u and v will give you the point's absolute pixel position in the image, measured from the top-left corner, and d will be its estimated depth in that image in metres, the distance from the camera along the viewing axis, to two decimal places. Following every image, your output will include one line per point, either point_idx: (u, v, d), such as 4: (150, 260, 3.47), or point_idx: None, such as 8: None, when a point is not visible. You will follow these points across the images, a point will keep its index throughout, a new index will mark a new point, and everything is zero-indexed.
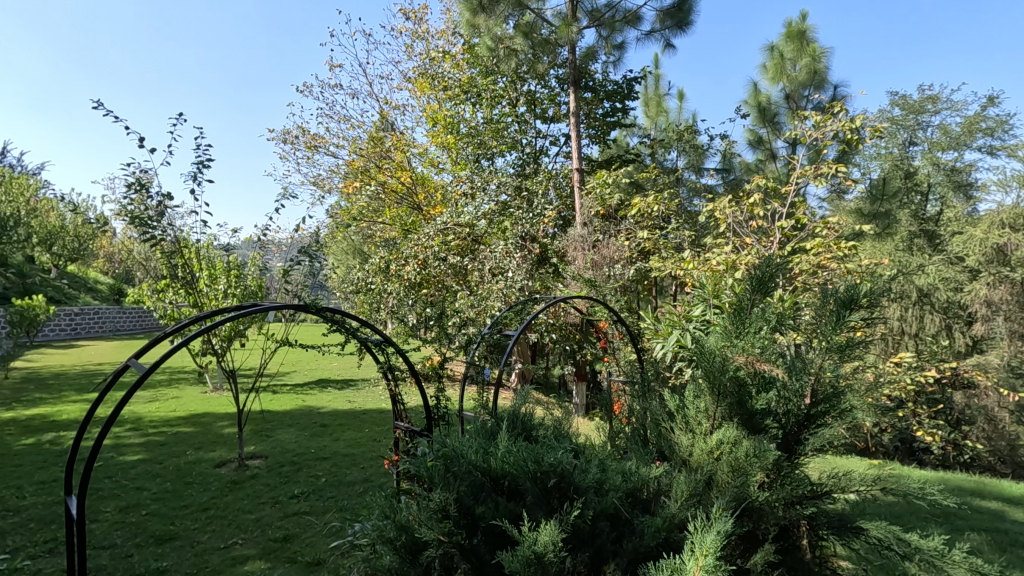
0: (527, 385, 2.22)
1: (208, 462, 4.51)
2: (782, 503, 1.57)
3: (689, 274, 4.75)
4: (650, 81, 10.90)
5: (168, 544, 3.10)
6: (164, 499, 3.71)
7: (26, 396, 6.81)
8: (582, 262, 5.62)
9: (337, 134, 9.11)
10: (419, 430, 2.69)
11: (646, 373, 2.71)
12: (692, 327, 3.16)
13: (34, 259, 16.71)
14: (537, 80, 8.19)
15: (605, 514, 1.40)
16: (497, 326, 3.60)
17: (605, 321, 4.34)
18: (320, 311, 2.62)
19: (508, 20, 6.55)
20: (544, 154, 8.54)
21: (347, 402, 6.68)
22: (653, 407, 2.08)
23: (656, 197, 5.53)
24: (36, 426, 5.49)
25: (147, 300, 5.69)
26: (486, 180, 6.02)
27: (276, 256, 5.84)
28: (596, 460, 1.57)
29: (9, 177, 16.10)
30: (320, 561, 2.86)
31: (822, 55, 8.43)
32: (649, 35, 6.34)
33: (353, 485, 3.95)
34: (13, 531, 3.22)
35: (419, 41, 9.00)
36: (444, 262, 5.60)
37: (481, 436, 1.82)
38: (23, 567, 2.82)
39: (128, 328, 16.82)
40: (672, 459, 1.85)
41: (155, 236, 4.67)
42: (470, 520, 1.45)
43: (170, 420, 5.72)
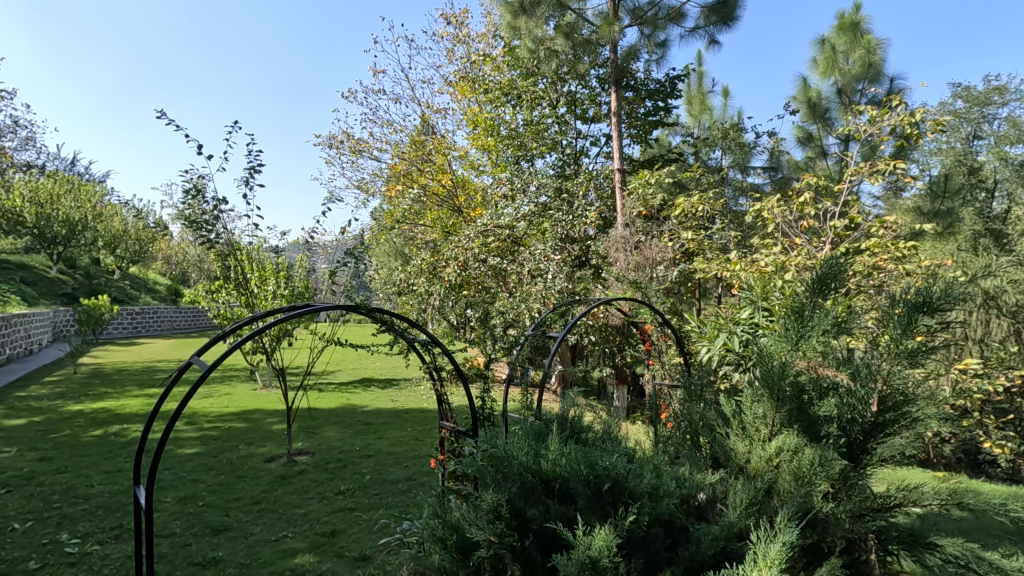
0: (576, 388, 2.20)
1: (259, 457, 4.67)
2: (849, 515, 1.50)
3: (735, 276, 4.61)
4: (693, 79, 10.70)
5: (223, 535, 3.23)
6: (219, 492, 3.87)
7: (93, 390, 7.24)
8: (624, 264, 5.48)
9: (380, 138, 9.33)
10: (465, 430, 2.71)
11: (694, 377, 2.65)
12: (741, 330, 3.08)
13: (100, 261, 17.84)
14: (577, 80, 8.14)
15: (659, 520, 1.37)
16: (541, 327, 3.57)
17: (650, 324, 4.21)
18: (369, 311, 2.66)
19: (548, 21, 6.53)
20: (584, 155, 8.49)
21: (389, 401, 6.80)
22: (707, 412, 2.04)
23: (701, 197, 5.45)
24: (102, 418, 5.82)
25: (203, 300, 5.95)
26: (526, 181, 6.00)
27: (322, 258, 6.01)
28: (649, 465, 1.55)
29: (79, 183, 17.19)
30: (367, 556, 2.91)
31: (878, 46, 8.05)
32: (693, 32, 6.21)
33: (397, 484, 4.01)
34: (83, 518, 3.42)
35: (460, 45, 9.10)
36: (484, 264, 5.60)
37: (529, 438, 1.82)
38: (92, 552, 2.99)
39: (184, 326, 17.66)
40: (727, 465, 1.80)
41: (210, 239, 4.89)
42: (521, 522, 1.45)
43: (224, 416, 5.96)
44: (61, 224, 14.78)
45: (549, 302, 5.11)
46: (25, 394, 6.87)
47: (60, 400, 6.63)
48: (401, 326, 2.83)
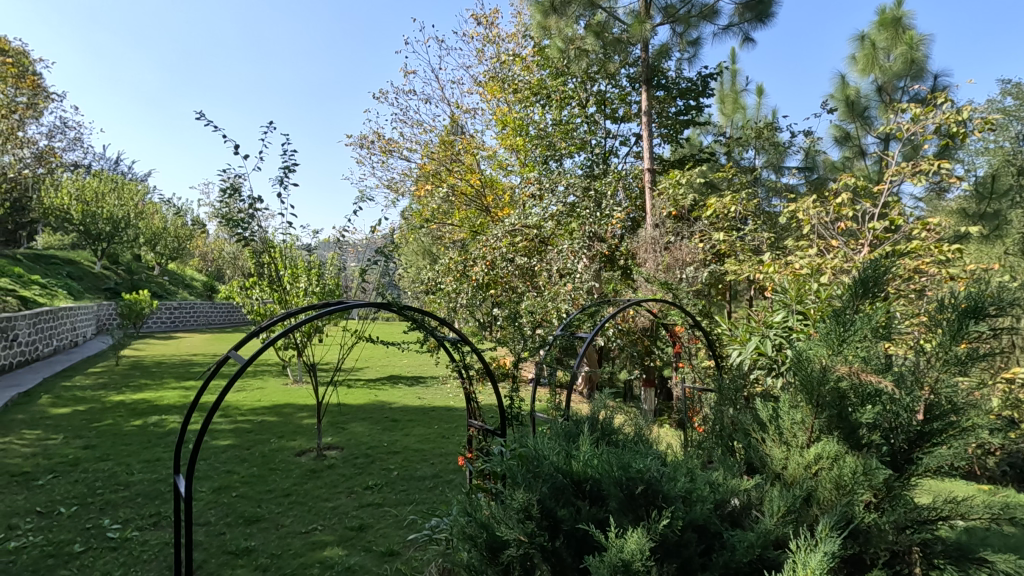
0: (606, 389, 2.18)
1: (289, 450, 4.77)
2: (893, 527, 1.45)
3: (769, 279, 4.50)
4: (726, 78, 10.52)
5: (255, 525, 3.30)
6: (251, 483, 3.97)
7: (133, 381, 7.52)
8: (654, 266, 5.40)
9: (410, 138, 9.43)
10: (494, 429, 2.71)
11: (726, 382, 2.61)
12: (774, 333, 3.00)
13: (141, 258, 18.52)
14: (607, 80, 8.08)
15: (693, 525, 1.34)
16: (569, 328, 3.55)
17: (679, 326, 4.17)
18: (401, 310, 2.69)
19: (579, 20, 6.50)
20: (613, 154, 8.45)
21: (417, 399, 6.88)
22: (742, 417, 2.00)
23: (733, 197, 5.35)
24: (142, 409, 6.04)
25: (237, 296, 6.11)
26: (554, 181, 5.98)
27: (352, 257, 6.10)
28: (683, 468, 1.52)
29: (122, 182, 17.86)
30: (394, 551, 2.95)
31: (922, 42, 7.78)
32: (727, 30, 6.10)
33: (424, 480, 4.04)
34: (124, 504, 3.55)
35: (490, 45, 9.13)
36: (512, 263, 5.60)
37: (560, 439, 1.81)
38: (132, 537, 3.10)
39: (219, 322, 18.25)
40: (763, 472, 1.76)
41: (246, 237, 5.03)
42: (552, 523, 1.44)
43: (256, 409, 6.11)
44: (105, 221, 15.41)
45: (576, 302, 5.09)
46: (71, 383, 7.18)
47: (103, 391, 6.90)
48: (432, 325, 2.85)
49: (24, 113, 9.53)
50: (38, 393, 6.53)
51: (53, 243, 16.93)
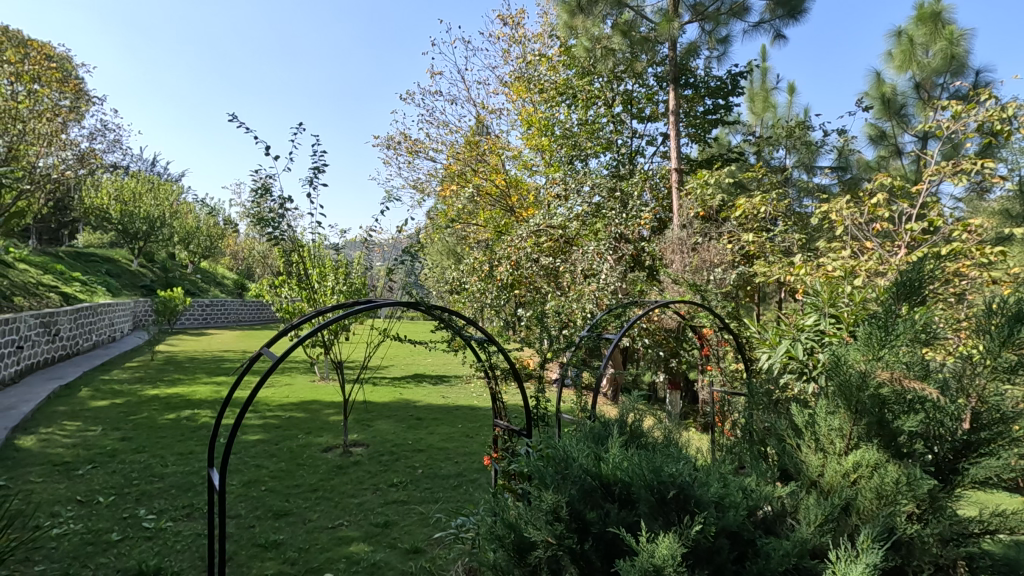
0: (635, 392, 2.16)
1: (317, 446, 4.85)
2: (938, 540, 1.40)
3: (800, 281, 4.39)
4: (756, 76, 10.33)
5: (283, 519, 3.37)
6: (280, 478, 4.04)
7: (168, 376, 7.75)
8: (681, 268, 5.33)
9: (436, 139, 9.52)
10: (519, 429, 2.71)
11: (757, 386, 2.56)
12: (805, 337, 2.93)
13: (176, 256, 19.11)
14: (634, 79, 8.01)
15: (726, 531, 1.32)
16: (596, 329, 3.53)
17: (708, 328, 4.10)
18: (429, 309, 2.70)
19: (606, 20, 6.46)
20: (639, 154, 8.38)
21: (440, 398, 6.92)
22: (776, 421, 1.96)
23: (763, 198, 5.26)
24: (176, 403, 6.22)
25: (267, 294, 6.23)
26: (580, 181, 5.96)
27: (379, 256, 6.17)
28: (715, 473, 1.50)
29: (159, 183, 18.43)
30: (419, 549, 2.96)
31: (962, 38, 7.49)
32: (757, 27, 5.99)
33: (448, 479, 4.06)
34: (159, 495, 3.66)
35: (516, 45, 9.14)
36: (537, 263, 5.58)
37: (588, 440, 1.80)
38: (166, 527, 3.19)
39: (248, 319, 18.72)
40: (797, 479, 1.72)
41: (276, 236, 5.13)
42: (581, 525, 1.43)
43: (285, 405, 6.24)
44: (142, 221, 15.93)
45: (601, 303, 5.05)
46: (109, 377, 7.44)
47: (139, 385, 7.13)
48: (459, 325, 2.86)
49: (68, 116, 9.91)
50: (78, 386, 6.78)
51: (94, 242, 17.59)
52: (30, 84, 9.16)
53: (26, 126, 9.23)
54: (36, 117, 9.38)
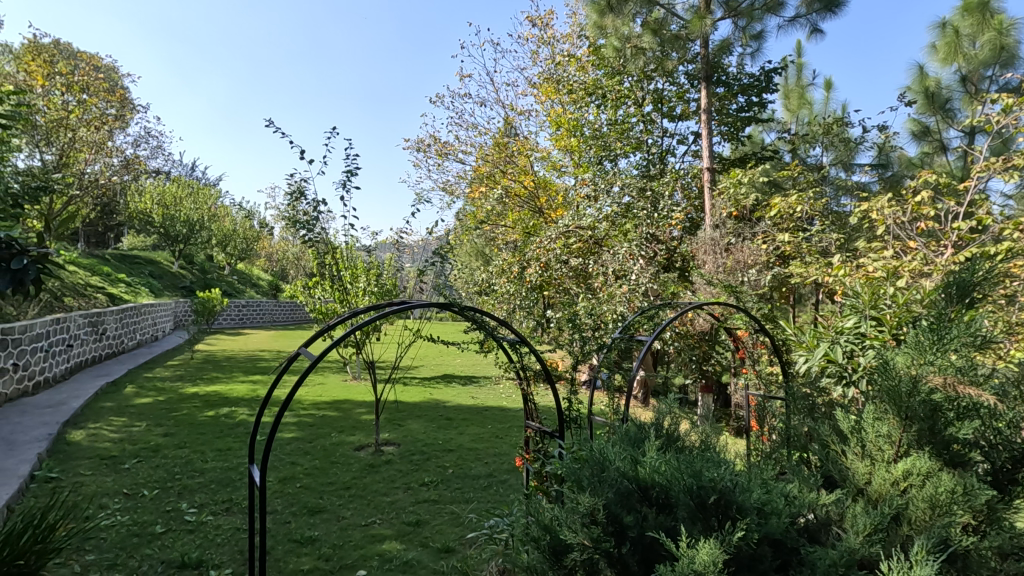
0: (671, 395, 2.12)
1: (349, 445, 4.93)
2: (996, 553, 1.35)
3: (838, 282, 4.24)
4: (791, 72, 10.07)
5: (318, 516, 3.43)
6: (314, 475, 4.13)
7: (207, 374, 8.00)
8: (714, 269, 5.21)
9: (465, 141, 9.60)
10: (551, 431, 2.70)
11: (796, 390, 2.49)
12: (845, 339, 2.83)
13: (214, 258, 19.73)
14: (665, 78, 7.93)
15: (770, 539, 1.29)
16: (628, 331, 3.49)
17: (744, 330, 4.02)
18: (462, 310, 2.71)
19: (636, 18, 6.40)
20: (670, 153, 8.29)
21: (470, 398, 6.95)
22: (820, 427, 1.90)
23: (799, 197, 5.14)
24: (215, 400, 6.41)
25: (300, 295, 6.36)
26: (609, 181, 5.91)
27: (409, 258, 6.25)
28: (758, 479, 1.46)
29: (198, 187, 19.05)
30: (451, 548, 2.99)
31: (1013, 27, 7.06)
32: (793, 22, 5.84)
33: (478, 479, 4.07)
34: (200, 490, 3.78)
35: (545, 46, 9.14)
36: (566, 265, 5.55)
37: (624, 443, 1.78)
38: (207, 521, 3.29)
39: (282, 319, 19.21)
40: (842, 486, 1.66)
41: (310, 237, 5.24)
42: (618, 528, 1.42)
43: (319, 404, 6.37)
44: (182, 224, 16.51)
45: (632, 305, 4.95)
46: (152, 374, 7.72)
47: (180, 382, 7.39)
48: (491, 326, 2.86)
49: (114, 123, 10.32)
50: (124, 382, 7.07)
51: (137, 244, 18.32)
52: (79, 94, 9.59)
53: (75, 134, 9.66)
54: (84, 125, 9.82)
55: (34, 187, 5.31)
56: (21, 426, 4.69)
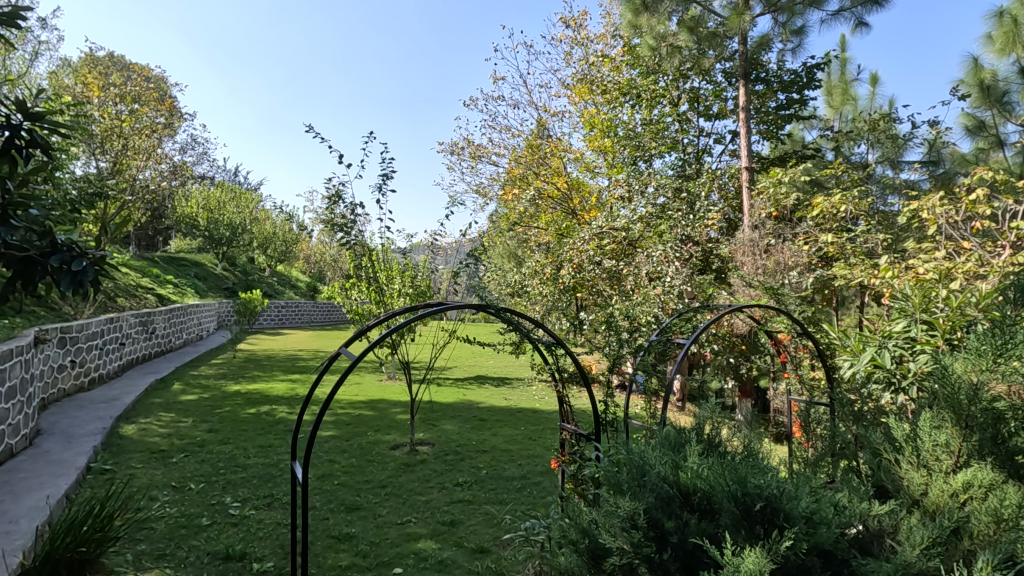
0: (713, 400, 2.08)
1: (385, 444, 5.00)
2: None
3: (886, 285, 4.07)
4: (834, 68, 9.75)
5: (355, 513, 3.50)
6: (351, 473, 4.21)
7: (248, 373, 8.26)
8: (752, 270, 5.11)
9: (498, 144, 9.66)
10: (587, 434, 2.68)
11: (842, 397, 2.41)
12: (895, 343, 2.71)
13: (255, 260, 20.37)
14: (701, 77, 7.81)
15: (820, 549, 1.25)
16: (666, 334, 3.43)
17: (786, 333, 3.90)
18: (498, 311, 2.70)
19: (671, 17, 6.29)
20: (706, 152, 8.16)
21: (503, 399, 6.98)
22: (870, 433, 1.84)
23: (843, 197, 4.98)
24: (257, 398, 6.61)
25: (338, 296, 6.49)
26: (644, 182, 5.84)
27: (443, 260, 6.32)
28: (806, 487, 1.42)
29: (241, 192, 19.72)
30: (485, 549, 3.00)
31: None
32: (837, 15, 5.66)
33: (513, 481, 4.08)
34: (243, 484, 3.90)
35: (578, 47, 9.11)
36: (599, 266, 5.44)
37: (664, 448, 1.75)
38: (250, 515, 3.40)
39: (319, 320, 19.70)
40: (895, 496, 1.60)
41: (347, 239, 5.36)
42: (659, 534, 1.40)
43: (355, 403, 6.50)
44: (226, 227, 17.11)
45: (668, 307, 4.86)
46: (197, 372, 8.03)
47: (224, 380, 7.65)
48: (528, 328, 2.86)
49: (163, 131, 10.78)
50: (171, 380, 7.36)
51: (184, 247, 19.06)
52: (131, 104, 10.07)
53: (128, 141, 10.15)
54: (136, 133, 10.29)
55: (92, 193, 5.60)
56: (78, 420, 4.94)
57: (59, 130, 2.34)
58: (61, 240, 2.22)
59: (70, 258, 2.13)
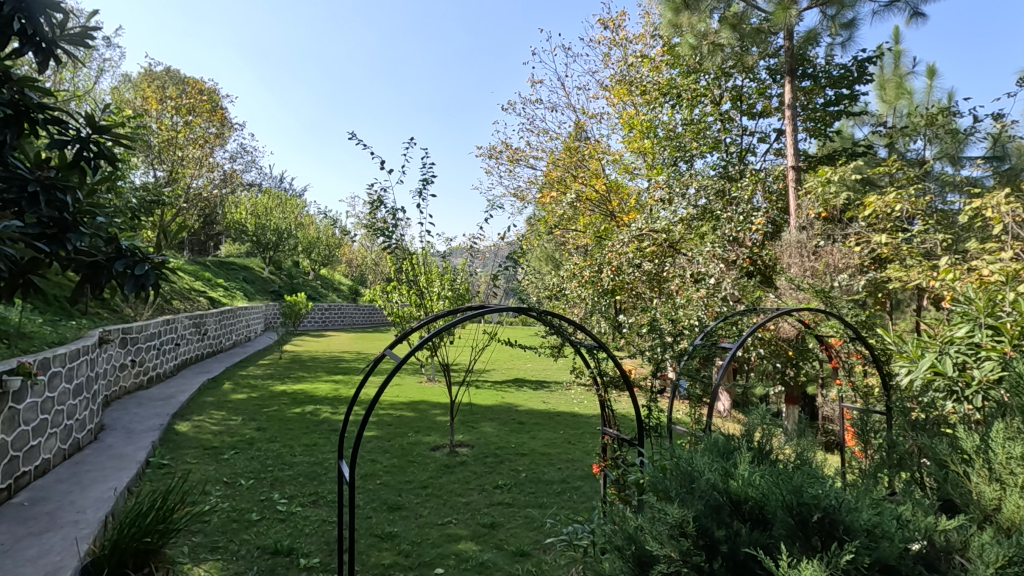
0: (762, 406, 2.02)
1: (425, 445, 5.07)
2: None
3: (945, 287, 3.87)
4: (888, 61, 9.35)
5: (397, 512, 3.56)
6: (393, 472, 4.29)
7: (294, 374, 8.53)
8: (800, 272, 4.99)
9: (536, 147, 9.69)
10: (630, 439, 2.64)
11: (901, 405, 2.29)
12: (956, 350, 2.55)
13: (299, 264, 21.02)
14: (744, 74, 7.66)
15: (882, 564, 1.20)
16: (711, 337, 3.34)
17: (838, 338, 3.75)
18: (540, 314, 2.69)
19: (713, 14, 6.17)
20: (749, 152, 7.99)
21: (541, 402, 6.97)
22: (934, 445, 1.76)
23: (898, 195, 4.77)
24: (302, 398, 6.81)
25: (379, 298, 6.62)
26: (685, 183, 5.73)
27: (481, 263, 6.36)
28: (867, 499, 1.36)
29: (286, 198, 20.40)
30: (526, 552, 2.99)
31: None
32: (890, 6, 5.42)
33: (552, 485, 4.06)
34: (291, 482, 4.03)
35: (616, 48, 9.04)
36: (639, 269, 5.32)
37: (712, 454, 1.71)
38: (297, 512, 3.50)
39: (361, 322, 20.16)
40: (964, 511, 1.52)
41: (388, 243, 5.46)
42: (709, 542, 1.36)
43: (396, 404, 6.61)
44: (272, 232, 17.74)
45: (712, 310, 4.73)
46: (245, 372, 8.32)
47: (271, 380, 7.91)
48: (570, 331, 2.83)
49: (215, 141, 11.25)
50: (222, 379, 7.66)
51: (234, 252, 19.89)
52: (186, 115, 10.57)
53: (183, 151, 10.66)
54: (191, 143, 10.81)
55: (150, 201, 5.90)
56: (138, 417, 5.21)
57: (123, 142, 2.46)
58: (125, 245, 2.34)
59: (133, 262, 2.25)
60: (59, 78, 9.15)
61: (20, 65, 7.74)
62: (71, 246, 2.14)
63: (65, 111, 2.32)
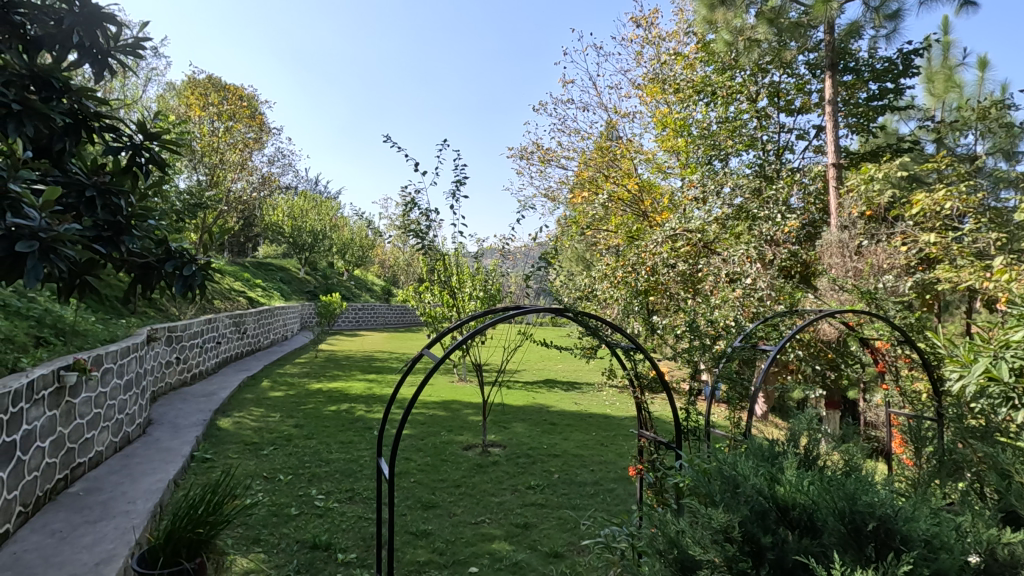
0: (806, 411, 1.97)
1: (458, 444, 5.11)
2: None
3: (1000, 288, 3.70)
4: (936, 52, 8.98)
5: (432, 510, 3.60)
6: (427, 471, 4.34)
7: (329, 372, 8.71)
8: (842, 272, 4.87)
9: (567, 147, 9.66)
10: (667, 442, 2.60)
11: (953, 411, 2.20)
12: (1013, 354, 2.38)
13: (334, 265, 21.46)
14: (782, 70, 7.51)
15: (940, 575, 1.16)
16: (750, 340, 3.25)
17: (883, 342, 3.59)
18: (576, 315, 2.66)
19: (750, 9, 6.06)
20: (786, 150, 7.82)
21: (573, 403, 6.94)
22: (994, 454, 1.69)
23: (947, 192, 4.59)
24: (337, 397, 6.95)
25: (412, 298, 6.74)
26: (720, 181, 5.62)
27: (512, 264, 6.39)
28: (923, 508, 1.32)
29: (321, 201, 20.86)
30: (560, 554, 2.99)
31: None
32: None
33: (586, 486, 4.04)
34: (328, 478, 4.12)
35: (649, 46, 8.95)
36: (673, 269, 5.10)
37: (755, 459, 1.68)
38: (334, 508, 3.57)
39: (393, 322, 20.45)
40: None
41: (421, 244, 5.52)
42: (756, 549, 1.34)
43: (429, 403, 6.69)
44: (307, 234, 18.14)
45: (750, 311, 4.62)
46: (283, 371, 8.55)
47: (307, 378, 8.10)
48: (605, 331, 2.79)
49: (254, 146, 11.59)
50: (261, 377, 7.87)
51: (271, 253, 20.44)
52: (227, 121, 10.92)
53: (223, 156, 11.01)
54: (231, 148, 11.15)
55: (194, 205, 6.09)
56: (182, 412, 5.40)
57: (172, 147, 2.55)
58: (175, 248, 2.45)
59: (183, 263, 2.35)
60: (109, 87, 9.57)
61: (76, 76, 8.14)
62: (124, 248, 2.24)
63: (118, 119, 2.42)
